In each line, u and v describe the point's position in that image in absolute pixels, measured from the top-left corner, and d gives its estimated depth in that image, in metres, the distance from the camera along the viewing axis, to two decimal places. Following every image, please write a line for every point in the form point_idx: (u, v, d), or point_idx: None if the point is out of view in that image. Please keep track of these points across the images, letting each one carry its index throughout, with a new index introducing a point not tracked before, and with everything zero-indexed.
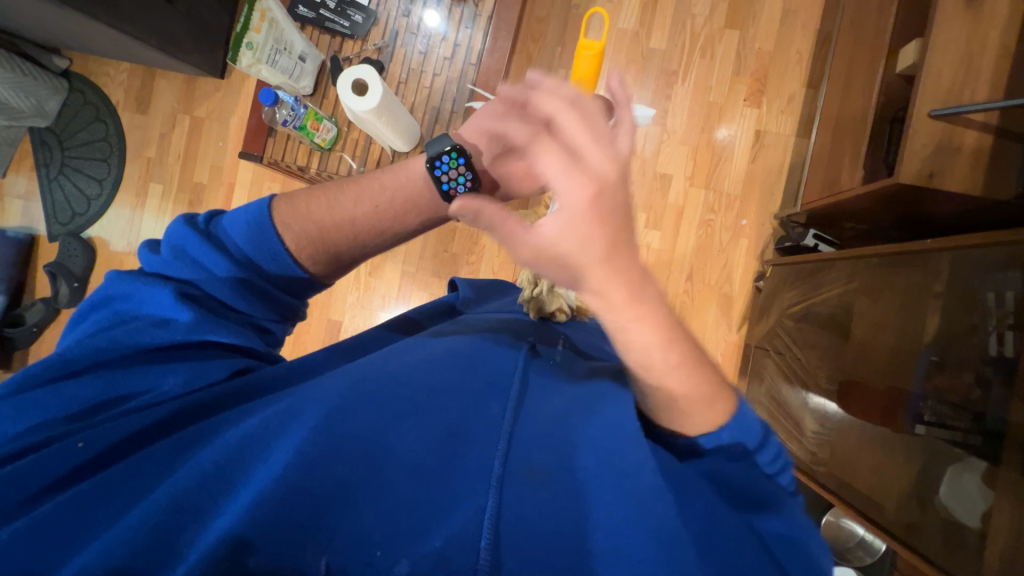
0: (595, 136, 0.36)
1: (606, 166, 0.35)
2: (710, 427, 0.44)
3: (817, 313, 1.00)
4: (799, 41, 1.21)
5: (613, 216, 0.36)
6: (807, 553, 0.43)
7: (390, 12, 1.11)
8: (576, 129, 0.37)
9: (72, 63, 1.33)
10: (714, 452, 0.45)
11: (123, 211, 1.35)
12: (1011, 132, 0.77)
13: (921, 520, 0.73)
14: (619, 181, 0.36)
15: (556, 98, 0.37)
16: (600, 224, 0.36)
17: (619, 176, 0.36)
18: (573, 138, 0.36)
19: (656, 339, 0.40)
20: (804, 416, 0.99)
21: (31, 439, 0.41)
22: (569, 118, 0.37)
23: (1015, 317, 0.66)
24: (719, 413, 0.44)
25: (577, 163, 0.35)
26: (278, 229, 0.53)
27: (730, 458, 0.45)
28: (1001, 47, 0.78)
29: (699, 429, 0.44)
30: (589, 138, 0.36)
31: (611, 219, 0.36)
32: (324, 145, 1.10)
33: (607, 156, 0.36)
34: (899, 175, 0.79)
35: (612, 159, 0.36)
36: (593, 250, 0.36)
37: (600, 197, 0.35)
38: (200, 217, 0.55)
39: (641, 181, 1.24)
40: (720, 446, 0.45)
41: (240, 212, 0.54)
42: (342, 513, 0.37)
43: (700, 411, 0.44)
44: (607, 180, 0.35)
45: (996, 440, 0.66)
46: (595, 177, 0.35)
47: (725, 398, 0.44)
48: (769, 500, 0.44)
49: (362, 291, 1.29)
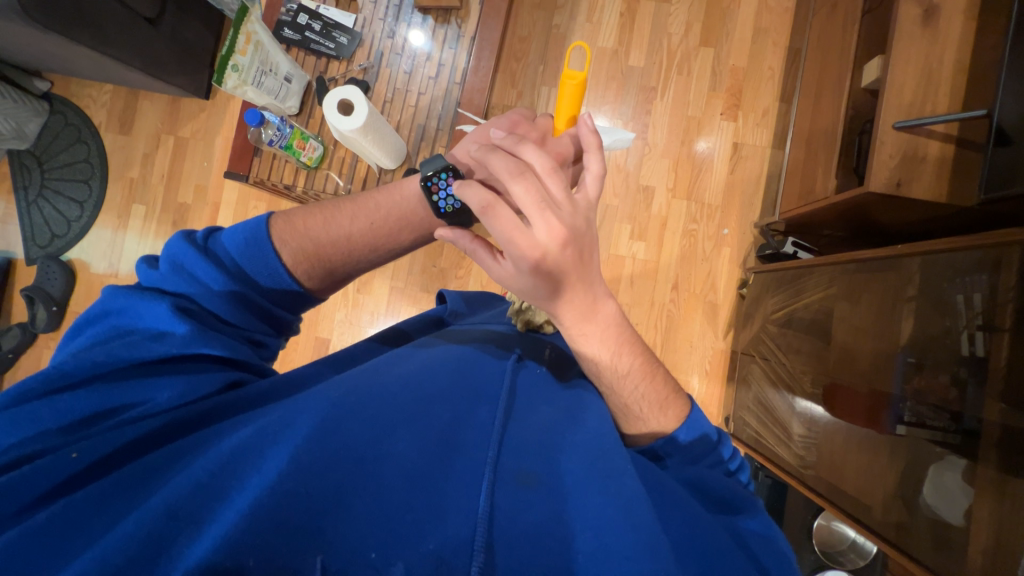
0: (544, 203, 0.41)
1: (553, 232, 0.41)
2: (667, 429, 0.53)
3: (799, 318, 1.02)
4: (770, 57, 1.28)
5: (559, 267, 0.43)
6: (781, 558, 0.45)
7: (375, 34, 1.14)
8: (534, 192, 0.41)
9: (53, 85, 1.32)
10: (676, 453, 0.52)
11: (104, 232, 1.33)
12: (970, 141, 0.81)
13: (909, 520, 0.74)
14: (578, 232, 0.42)
15: (509, 174, 0.42)
16: (562, 271, 0.43)
17: (579, 227, 0.42)
18: (527, 210, 0.41)
19: (612, 344, 0.51)
20: (791, 421, 0.99)
21: (21, 451, 0.39)
22: (529, 182, 0.42)
23: (984, 320, 0.70)
24: (672, 417, 0.53)
25: (526, 230, 0.41)
26: (277, 246, 0.53)
27: (700, 477, 0.49)
28: (957, 61, 0.83)
29: (657, 429, 0.53)
30: (545, 203, 0.41)
31: (556, 271, 0.43)
32: (310, 164, 1.11)
33: (553, 222, 0.41)
34: (869, 183, 0.82)
35: (569, 218, 0.42)
36: (542, 287, 0.44)
37: (548, 256, 0.42)
38: (199, 233, 0.54)
39: (626, 194, 1.27)
40: (671, 437, 0.52)
41: (238, 227, 0.53)
42: (337, 519, 0.35)
43: (653, 412, 0.53)
44: (554, 243, 0.41)
45: (975, 439, 0.69)
46: (543, 242, 0.41)
47: (674, 403, 0.54)
48: (744, 503, 0.48)
49: (350, 308, 1.27)
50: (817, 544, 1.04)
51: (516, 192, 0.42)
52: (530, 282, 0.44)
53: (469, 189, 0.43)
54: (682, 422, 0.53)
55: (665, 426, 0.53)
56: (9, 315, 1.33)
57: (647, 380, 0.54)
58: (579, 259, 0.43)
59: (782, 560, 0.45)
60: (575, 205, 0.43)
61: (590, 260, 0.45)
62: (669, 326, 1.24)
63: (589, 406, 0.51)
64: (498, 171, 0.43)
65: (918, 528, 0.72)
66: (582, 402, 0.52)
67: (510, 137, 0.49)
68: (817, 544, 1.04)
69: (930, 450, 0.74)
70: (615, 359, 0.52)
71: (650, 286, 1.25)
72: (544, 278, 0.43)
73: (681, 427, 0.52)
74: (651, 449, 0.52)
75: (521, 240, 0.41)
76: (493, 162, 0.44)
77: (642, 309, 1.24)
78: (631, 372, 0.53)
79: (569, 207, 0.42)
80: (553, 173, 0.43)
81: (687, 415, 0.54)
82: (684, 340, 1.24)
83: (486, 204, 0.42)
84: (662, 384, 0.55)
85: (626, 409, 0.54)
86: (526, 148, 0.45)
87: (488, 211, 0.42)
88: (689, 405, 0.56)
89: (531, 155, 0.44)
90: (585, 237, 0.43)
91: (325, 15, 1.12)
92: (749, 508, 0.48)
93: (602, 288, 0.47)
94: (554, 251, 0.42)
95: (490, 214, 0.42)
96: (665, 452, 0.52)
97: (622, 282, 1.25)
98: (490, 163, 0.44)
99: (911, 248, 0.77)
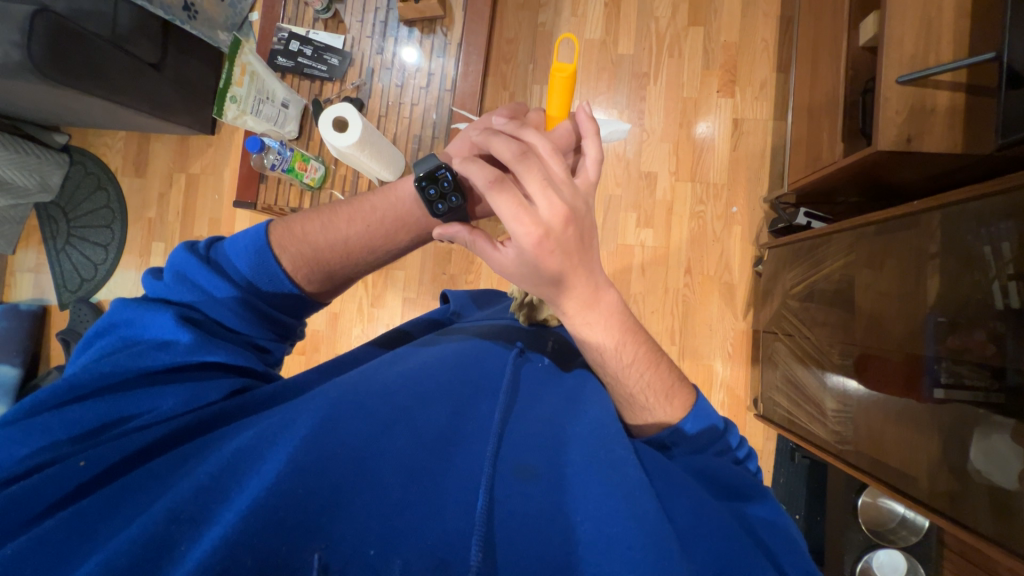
0: (546, 183, 0.41)
1: (555, 210, 0.41)
2: (673, 420, 0.51)
3: (821, 290, 0.98)
4: (762, 28, 1.25)
5: (561, 249, 0.43)
6: (791, 553, 0.43)
7: (364, 52, 1.16)
8: (533, 168, 0.42)
9: (70, 137, 1.40)
10: (682, 443, 0.50)
11: (129, 271, 1.39)
12: (982, 87, 0.78)
13: (960, 491, 0.70)
14: (580, 213, 0.43)
15: (512, 155, 0.43)
16: (563, 253, 0.43)
17: (580, 210, 0.43)
18: (528, 190, 0.42)
19: (616, 330, 0.50)
20: (823, 396, 0.95)
21: (35, 460, 0.41)
22: (529, 157, 0.43)
23: (1015, 269, 0.67)
24: (677, 406, 0.52)
25: (528, 208, 0.41)
26: (277, 253, 0.55)
27: (706, 469, 0.47)
28: (959, 5, 0.79)
29: (663, 419, 0.52)
30: (547, 180, 0.42)
31: (559, 252, 0.43)
32: (313, 184, 1.13)
33: (554, 200, 0.41)
34: (877, 142, 0.79)
35: (571, 197, 0.43)
36: (545, 276, 0.44)
37: (548, 235, 0.41)
38: (201, 244, 0.55)
39: (628, 183, 1.25)
40: (677, 428, 0.50)
41: (239, 238, 0.55)
42: (336, 517, 0.35)
43: (658, 402, 0.52)
44: (555, 222, 0.41)
45: (1019, 396, 0.67)
46: (544, 220, 0.41)
47: (679, 392, 0.53)
48: (751, 490, 0.47)
49: (366, 322, 1.30)
50: (864, 523, 1.00)
51: (518, 167, 0.42)
52: (534, 270, 0.44)
53: (466, 165, 0.44)
54: (687, 412, 0.52)
55: (671, 416, 0.52)
56: (48, 359, 1.40)
57: (651, 369, 0.53)
58: (584, 240, 0.44)
59: (790, 545, 0.43)
60: (575, 187, 0.44)
61: (590, 242, 0.45)
62: (685, 313, 1.22)
63: (591, 398, 0.50)
64: (499, 149, 0.44)
65: (971, 497, 0.69)
66: (582, 394, 0.51)
67: (512, 123, 0.49)
68: (865, 523, 0.99)
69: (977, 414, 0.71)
70: (619, 349, 0.51)
71: (662, 273, 1.23)
72: (548, 262, 0.43)
73: (687, 417, 0.51)
74: (657, 440, 0.50)
75: (522, 219, 0.41)
76: (494, 143, 0.45)
77: (656, 297, 1.22)
78: (636, 361, 0.52)
79: (569, 189, 0.43)
80: (554, 155, 0.44)
81: (692, 404, 0.53)
82: (702, 323, 1.21)
83: (490, 183, 0.42)
84: (666, 373, 0.54)
85: (632, 400, 0.53)
86: (529, 133, 0.46)
87: (493, 188, 0.41)
88: (694, 394, 0.54)
89: (534, 139, 0.45)
90: (584, 220, 0.44)
91: (315, 40, 1.15)
92: (753, 497, 0.46)
93: (603, 278, 0.48)
94: (558, 234, 0.42)
95: (495, 191, 0.41)
96: (671, 442, 0.50)
97: (633, 272, 1.24)
98: (492, 145, 0.45)
99: (925, 202, 0.73)
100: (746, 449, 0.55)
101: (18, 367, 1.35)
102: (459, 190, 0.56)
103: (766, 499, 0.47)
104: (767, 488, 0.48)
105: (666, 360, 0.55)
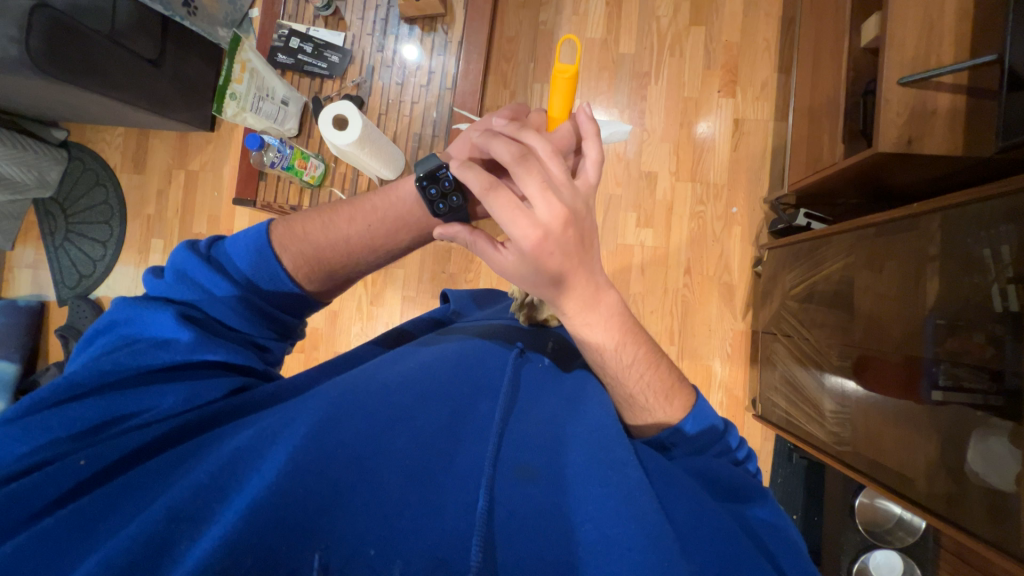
0: (545, 184, 0.41)
1: (554, 212, 0.41)
2: (673, 420, 0.51)
3: (821, 291, 0.98)
4: (763, 28, 1.25)
5: (561, 251, 0.42)
6: (790, 553, 0.43)
7: (365, 49, 1.16)
8: (531, 170, 0.42)
9: (68, 133, 1.39)
10: (682, 444, 0.50)
11: (128, 268, 1.39)
12: (983, 89, 0.78)
13: (957, 493, 0.71)
14: (580, 214, 0.43)
15: (511, 156, 0.43)
16: (562, 255, 0.43)
17: (579, 211, 0.43)
18: (527, 191, 0.42)
19: (615, 331, 0.50)
20: (822, 397, 0.95)
21: (33, 458, 0.40)
22: (527, 160, 0.43)
23: (1014, 272, 0.67)
24: (677, 406, 0.52)
25: (527, 210, 0.41)
26: (277, 251, 0.54)
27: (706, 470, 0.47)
28: (961, 7, 0.79)
29: (663, 420, 0.52)
30: (546, 182, 0.42)
31: (558, 254, 0.42)
32: (313, 182, 1.13)
33: (553, 202, 0.41)
34: (879, 144, 0.79)
35: (569, 199, 0.42)
36: (544, 277, 0.44)
37: (547, 237, 0.41)
38: (202, 242, 0.55)
39: (629, 182, 1.25)
40: (678, 428, 0.50)
41: (240, 236, 0.55)
42: (336, 517, 0.35)
43: (658, 402, 0.52)
44: (554, 223, 0.41)
45: (1019, 399, 0.66)
46: (543, 222, 0.41)
47: (679, 392, 0.53)
48: (750, 491, 0.47)
49: (366, 320, 1.30)
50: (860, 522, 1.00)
51: (517, 169, 0.42)
52: (533, 272, 0.44)
53: (463, 168, 0.43)
54: (687, 413, 0.52)
55: (671, 416, 0.52)
56: (47, 355, 1.40)
57: (650, 369, 0.53)
58: (583, 242, 0.44)
59: (789, 546, 0.44)
60: (575, 187, 0.43)
61: (589, 243, 0.45)
62: (684, 313, 1.22)
63: (591, 399, 0.50)
64: (498, 152, 0.44)
65: (969, 499, 0.69)
66: (582, 395, 0.51)
67: (512, 124, 0.49)
68: (862, 524, 0.99)
69: (973, 416, 0.71)
70: (619, 349, 0.51)
71: (661, 273, 1.23)
72: (546, 264, 0.43)
73: (687, 417, 0.51)
74: (657, 440, 0.51)
75: (521, 221, 0.41)
76: (492, 146, 0.45)
77: (656, 297, 1.22)
78: (636, 361, 0.52)
79: (569, 190, 0.43)
80: (554, 157, 0.44)
81: (692, 405, 0.53)
82: (701, 324, 1.21)
83: (489, 185, 0.42)
84: (666, 374, 0.53)
85: (632, 400, 0.53)
86: (529, 135, 0.46)
87: (491, 190, 0.41)
88: (693, 395, 0.54)
89: (534, 141, 0.45)
90: (584, 221, 0.44)
91: (315, 37, 1.15)
92: (753, 499, 0.46)
93: (603, 279, 0.47)
94: (557, 236, 0.42)
95: (493, 193, 0.41)
96: (671, 443, 0.50)
97: (632, 271, 1.24)
98: (491, 148, 0.45)
99: (924, 205, 0.74)
100: (745, 450, 0.55)
101: (17, 363, 1.35)
102: (461, 190, 0.56)
103: (765, 500, 0.47)
104: (767, 489, 0.49)
105: (666, 361, 0.55)
